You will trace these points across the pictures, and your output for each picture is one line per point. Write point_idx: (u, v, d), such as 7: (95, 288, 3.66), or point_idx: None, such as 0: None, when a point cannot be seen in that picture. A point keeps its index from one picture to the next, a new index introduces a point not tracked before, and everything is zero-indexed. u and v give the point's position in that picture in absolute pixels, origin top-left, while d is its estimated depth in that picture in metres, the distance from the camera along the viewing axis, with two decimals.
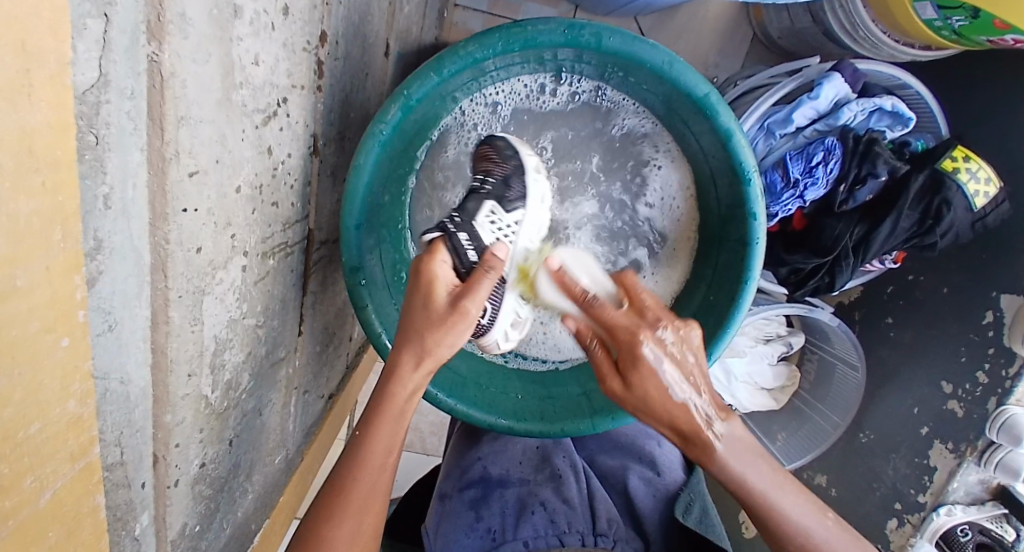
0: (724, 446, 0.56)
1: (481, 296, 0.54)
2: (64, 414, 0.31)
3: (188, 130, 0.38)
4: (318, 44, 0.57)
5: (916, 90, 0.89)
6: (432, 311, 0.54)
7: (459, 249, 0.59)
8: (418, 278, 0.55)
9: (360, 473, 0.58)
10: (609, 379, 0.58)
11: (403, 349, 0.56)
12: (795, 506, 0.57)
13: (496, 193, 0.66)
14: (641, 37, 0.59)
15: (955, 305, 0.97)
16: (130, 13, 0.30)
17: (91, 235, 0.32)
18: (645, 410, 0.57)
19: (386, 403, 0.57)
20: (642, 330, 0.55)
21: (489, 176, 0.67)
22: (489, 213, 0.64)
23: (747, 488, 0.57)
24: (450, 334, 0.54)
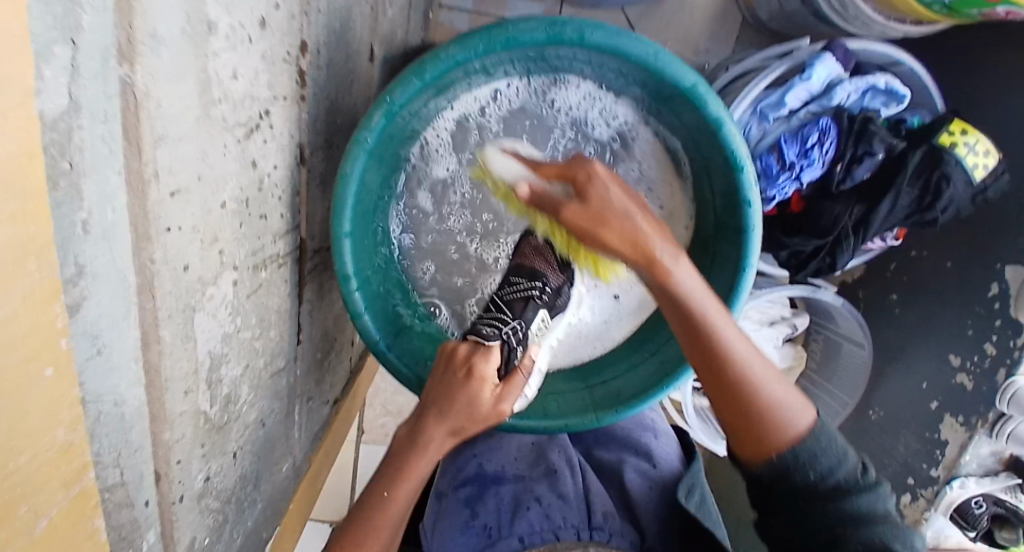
0: (679, 266, 0.58)
1: (515, 395, 0.61)
2: (54, 442, 0.31)
3: (166, 149, 0.38)
4: (298, 54, 0.57)
5: (909, 66, 0.87)
6: (478, 408, 0.58)
7: (511, 357, 0.63)
8: (468, 378, 0.58)
9: (379, 529, 0.58)
10: (564, 206, 0.57)
11: (441, 426, 0.58)
12: (736, 338, 0.60)
13: (549, 300, 0.70)
14: (623, 30, 0.58)
15: (959, 278, 0.95)
16: (98, 36, 0.30)
17: (71, 261, 0.32)
18: (607, 223, 0.55)
19: (415, 469, 0.59)
20: (611, 179, 0.57)
21: (547, 289, 0.69)
22: (543, 326, 0.68)
23: (697, 303, 0.59)
24: (488, 423, 0.60)
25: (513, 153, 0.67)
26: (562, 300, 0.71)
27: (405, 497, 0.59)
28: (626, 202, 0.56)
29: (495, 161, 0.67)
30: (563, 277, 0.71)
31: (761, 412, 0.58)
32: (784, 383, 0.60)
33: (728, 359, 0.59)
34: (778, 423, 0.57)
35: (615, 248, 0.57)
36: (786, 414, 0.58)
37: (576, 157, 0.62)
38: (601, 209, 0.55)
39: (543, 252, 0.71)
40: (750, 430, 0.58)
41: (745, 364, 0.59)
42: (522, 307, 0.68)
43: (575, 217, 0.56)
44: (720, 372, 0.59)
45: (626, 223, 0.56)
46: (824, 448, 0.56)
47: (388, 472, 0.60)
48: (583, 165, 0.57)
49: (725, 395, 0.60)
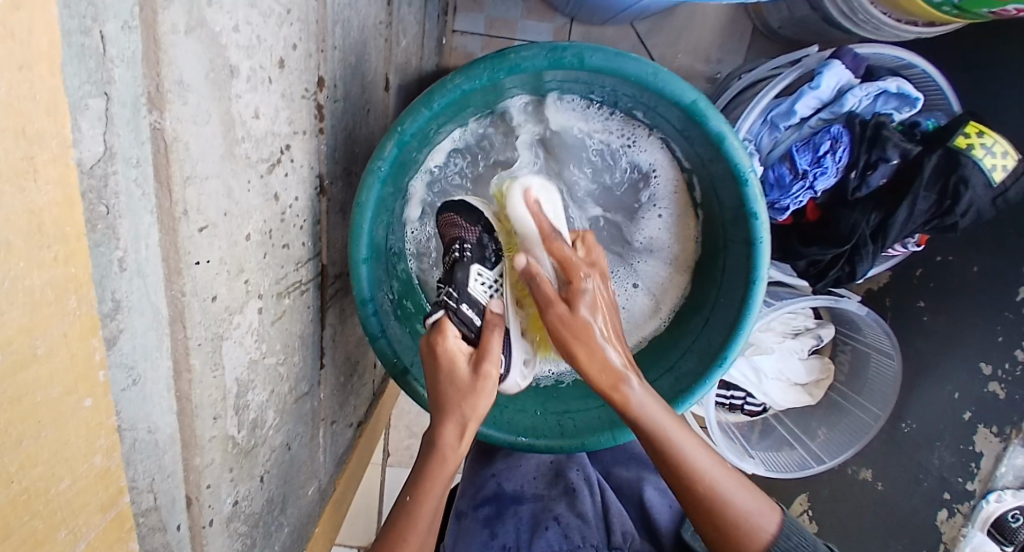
0: (635, 385, 0.60)
1: (495, 354, 0.61)
2: (91, 468, 0.33)
3: (194, 188, 0.41)
4: (317, 89, 0.60)
5: (922, 69, 0.87)
6: (460, 382, 0.59)
7: (466, 320, 0.63)
8: (439, 360, 0.60)
9: (408, 536, 0.58)
10: (552, 308, 0.60)
11: (445, 420, 0.59)
12: (696, 448, 0.61)
13: (476, 255, 0.68)
14: (621, 52, 0.59)
15: (986, 284, 0.94)
16: (128, 87, 0.33)
17: (108, 297, 0.34)
18: (580, 338, 0.59)
19: (436, 468, 0.60)
20: (588, 272, 0.62)
21: (465, 243, 0.68)
22: (479, 277, 0.66)
23: (659, 428, 0.60)
24: (482, 397, 0.60)
25: (535, 203, 0.68)
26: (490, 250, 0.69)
27: (430, 501, 0.59)
28: (599, 326, 0.60)
29: (515, 206, 0.68)
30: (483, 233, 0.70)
31: (731, 521, 0.60)
32: (754, 491, 0.63)
33: (691, 487, 0.60)
34: (748, 538, 0.60)
35: (586, 373, 0.60)
36: (755, 527, 0.60)
37: (561, 254, 0.63)
38: (581, 325, 0.59)
39: (455, 222, 0.71)
40: (719, 537, 0.61)
41: (705, 471, 0.61)
42: (454, 273, 0.67)
43: (560, 319, 0.60)
44: (691, 485, 0.60)
45: (598, 350, 0.59)
46: (797, 546, 0.60)
47: (410, 477, 0.61)
48: (578, 273, 0.61)
49: (694, 510, 0.61)
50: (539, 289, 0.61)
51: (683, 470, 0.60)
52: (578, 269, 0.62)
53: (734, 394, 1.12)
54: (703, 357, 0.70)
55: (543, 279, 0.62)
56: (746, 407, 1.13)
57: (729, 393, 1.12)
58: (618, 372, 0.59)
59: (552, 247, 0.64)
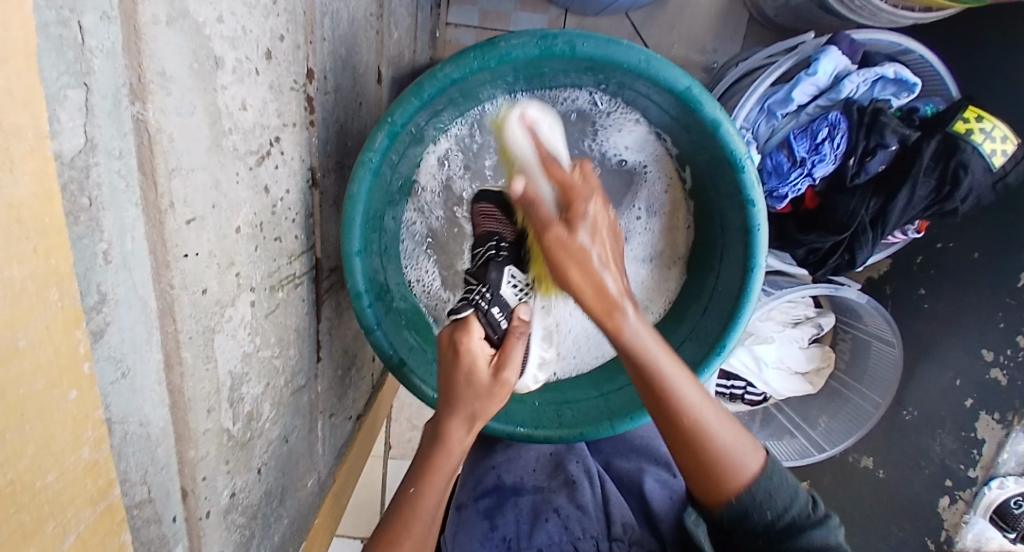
0: (632, 312, 0.56)
1: (516, 363, 0.61)
2: (79, 461, 0.33)
3: (180, 180, 0.40)
4: (306, 81, 0.59)
5: (919, 54, 0.86)
6: (481, 383, 0.58)
7: (493, 321, 0.62)
8: (460, 357, 0.58)
9: (413, 524, 0.56)
10: (551, 227, 0.55)
11: (456, 415, 0.58)
12: (684, 381, 0.58)
13: (511, 256, 0.72)
14: (613, 39, 0.58)
15: (985, 269, 0.94)
16: (109, 78, 0.32)
17: (93, 289, 0.34)
18: (578, 259, 0.55)
19: (440, 462, 0.59)
20: (594, 190, 0.57)
21: (501, 247, 0.72)
22: (511, 278, 0.69)
23: (644, 354, 0.57)
24: (496, 399, 0.59)
25: (532, 126, 0.65)
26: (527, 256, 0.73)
27: (434, 493, 0.58)
28: (595, 251, 0.55)
29: (512, 135, 0.65)
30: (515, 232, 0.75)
31: (712, 457, 0.56)
32: (738, 427, 0.58)
33: (681, 413, 0.57)
34: (726, 475, 0.56)
35: (575, 285, 0.56)
36: (738, 463, 0.56)
37: (584, 170, 0.59)
38: (578, 247, 0.55)
39: (490, 214, 0.75)
40: (697, 475, 0.58)
41: (690, 398, 0.58)
42: (486, 271, 0.70)
43: (557, 239, 0.55)
44: (669, 417, 0.58)
45: (595, 271, 0.55)
46: (776, 486, 0.56)
47: (415, 468, 0.60)
48: (584, 190, 0.56)
49: (673, 434, 0.58)
50: (536, 207, 0.57)
51: (667, 394, 0.57)
52: (579, 188, 0.56)
53: (735, 383, 1.10)
54: (701, 345, 0.70)
55: (540, 198, 0.57)
56: (747, 396, 1.12)
57: (730, 382, 1.11)
58: (614, 295, 0.55)
59: (552, 171, 0.59)
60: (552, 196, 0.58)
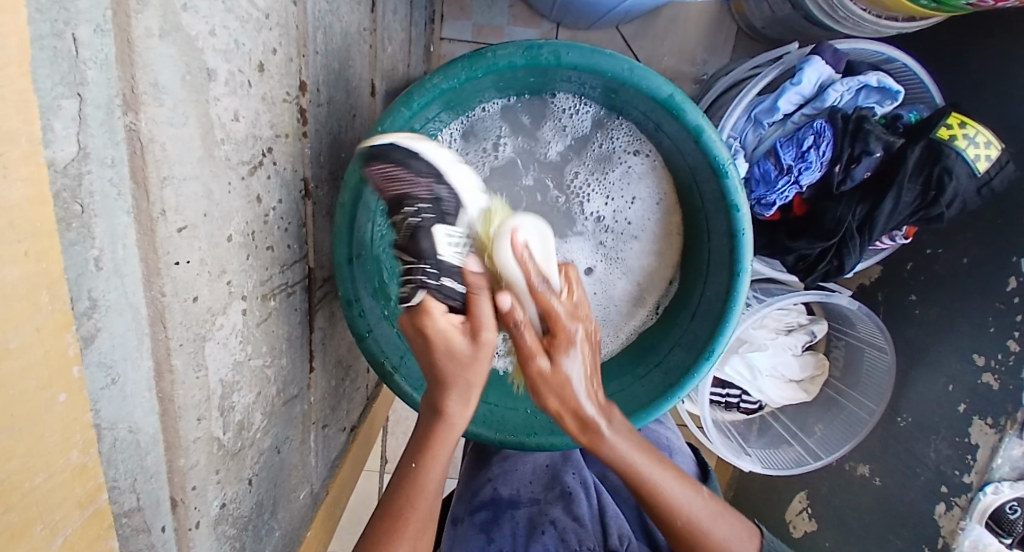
0: (610, 430, 0.63)
1: (490, 320, 0.56)
2: (68, 464, 0.33)
3: (172, 189, 0.41)
4: (298, 93, 0.61)
5: (902, 62, 0.88)
6: (461, 355, 0.56)
7: (450, 293, 0.57)
8: (431, 340, 0.56)
9: (418, 501, 0.62)
10: (532, 359, 0.58)
11: (451, 393, 0.60)
12: (670, 482, 0.66)
13: (436, 212, 0.57)
14: (597, 48, 0.60)
15: (975, 275, 0.94)
16: (102, 89, 0.33)
17: (85, 296, 0.34)
18: (558, 392, 0.59)
19: (439, 436, 0.62)
20: (576, 320, 0.58)
21: (418, 206, 0.56)
22: (447, 242, 0.56)
23: (629, 463, 0.64)
24: (482, 362, 0.58)
25: (525, 248, 0.57)
26: (450, 203, 0.57)
27: (435, 469, 0.62)
28: (573, 371, 0.59)
29: (500, 252, 0.57)
30: (432, 175, 0.57)
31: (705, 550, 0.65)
32: (729, 517, 0.67)
33: (667, 514, 0.65)
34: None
35: (550, 406, 0.62)
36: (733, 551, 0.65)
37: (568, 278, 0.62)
38: (560, 380, 0.58)
39: (395, 174, 0.57)
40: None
41: (685, 508, 0.66)
42: (417, 243, 0.57)
43: (540, 374, 0.58)
44: (671, 522, 0.66)
45: (570, 397, 0.60)
46: None
47: (416, 444, 0.63)
48: (568, 330, 0.58)
49: (676, 537, 0.66)
50: (520, 332, 0.56)
51: (657, 503, 0.65)
52: (563, 325, 0.57)
53: (731, 392, 1.12)
54: (691, 351, 0.71)
55: (521, 322, 0.56)
56: (743, 404, 1.13)
57: (725, 390, 1.12)
58: (593, 419, 0.62)
59: (540, 296, 0.57)
60: (536, 315, 0.59)
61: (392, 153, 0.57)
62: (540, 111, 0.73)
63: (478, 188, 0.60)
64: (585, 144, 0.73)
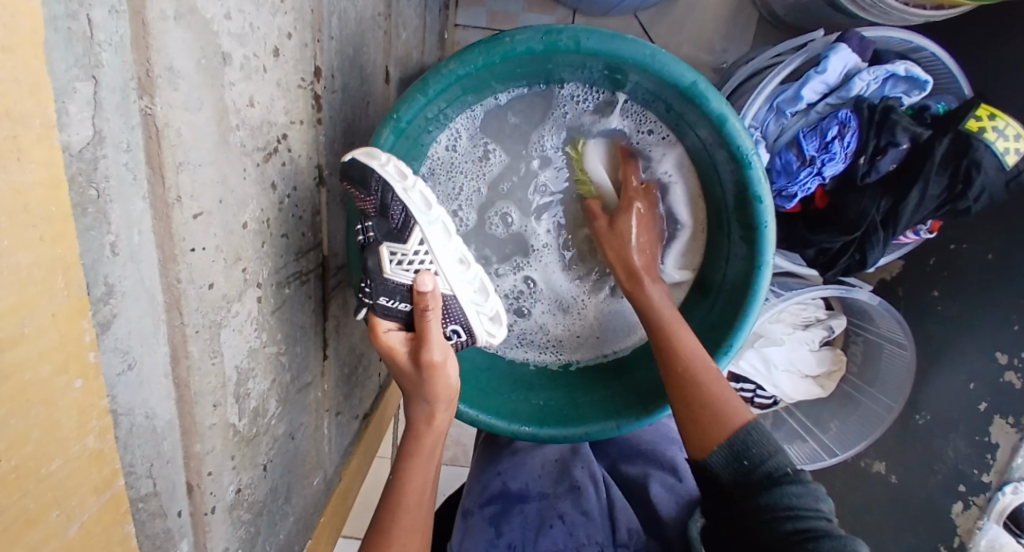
0: (656, 289, 0.70)
1: (434, 339, 0.59)
2: (85, 449, 0.34)
3: (188, 174, 0.41)
4: (313, 79, 0.60)
5: (931, 51, 0.85)
6: (407, 373, 0.60)
7: (389, 311, 0.60)
8: (382, 357, 0.62)
9: (399, 515, 0.61)
10: (600, 220, 0.73)
11: (411, 406, 0.63)
12: (695, 348, 0.65)
13: (382, 231, 0.57)
14: (618, 33, 0.58)
15: (1001, 271, 0.92)
16: (117, 72, 0.33)
17: (101, 281, 0.34)
18: (616, 243, 0.71)
19: (415, 449, 0.63)
20: (642, 197, 0.72)
21: (367, 224, 0.58)
22: (393, 260, 0.58)
23: (656, 312, 0.69)
24: (433, 380, 0.60)
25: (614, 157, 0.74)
26: (395, 221, 0.57)
27: (415, 481, 0.62)
28: (634, 225, 0.71)
29: (591, 157, 0.74)
30: (372, 197, 0.56)
31: (702, 393, 0.62)
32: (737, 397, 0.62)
33: (677, 365, 0.64)
34: (719, 415, 0.60)
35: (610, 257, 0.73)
36: (729, 409, 0.60)
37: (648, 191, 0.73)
38: (620, 228, 0.71)
39: (356, 195, 0.57)
40: (687, 412, 0.62)
41: (698, 363, 0.64)
42: (366, 259, 0.59)
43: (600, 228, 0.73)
44: (674, 365, 0.65)
45: (628, 244, 0.71)
46: (759, 438, 0.57)
47: (396, 457, 0.64)
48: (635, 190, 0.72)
49: (675, 386, 0.64)
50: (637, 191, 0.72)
51: (676, 357, 0.64)
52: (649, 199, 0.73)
53: (744, 386, 1.09)
54: (708, 345, 0.69)
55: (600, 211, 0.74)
56: (756, 400, 1.11)
57: (738, 385, 1.10)
58: (639, 266, 0.70)
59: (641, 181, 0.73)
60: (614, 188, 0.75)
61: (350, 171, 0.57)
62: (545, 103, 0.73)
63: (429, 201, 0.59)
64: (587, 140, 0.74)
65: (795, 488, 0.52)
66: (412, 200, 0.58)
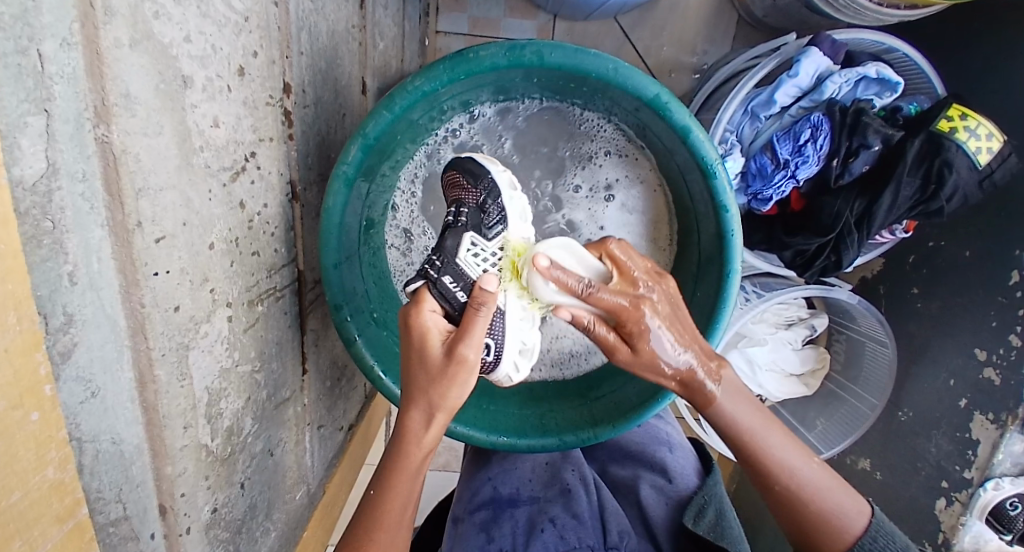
0: (724, 391, 0.61)
1: (478, 336, 0.52)
2: (45, 481, 0.34)
3: (148, 200, 0.41)
4: (283, 95, 0.60)
5: (903, 53, 0.86)
6: (432, 364, 0.53)
7: (446, 293, 0.59)
8: (411, 334, 0.54)
9: (374, 534, 0.56)
10: (618, 351, 0.59)
11: (413, 407, 0.55)
12: (784, 446, 0.61)
13: (472, 223, 0.64)
14: (581, 48, 0.59)
15: (978, 268, 0.93)
16: (71, 103, 0.33)
17: (59, 311, 0.34)
18: (654, 370, 0.60)
19: (402, 465, 0.57)
20: (639, 303, 0.56)
21: (462, 207, 0.64)
22: (470, 246, 0.62)
23: (738, 428, 0.61)
24: (451, 383, 0.53)
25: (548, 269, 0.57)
26: (490, 216, 0.64)
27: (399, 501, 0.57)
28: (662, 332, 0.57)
29: (538, 288, 0.60)
30: (480, 193, 0.65)
31: (817, 522, 0.59)
32: (847, 490, 0.60)
33: (766, 471, 0.60)
34: (834, 537, 0.58)
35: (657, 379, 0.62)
36: (842, 524, 0.58)
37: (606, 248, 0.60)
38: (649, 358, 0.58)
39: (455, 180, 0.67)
40: (800, 541, 0.61)
41: (795, 473, 0.60)
42: (445, 239, 0.64)
43: (630, 360, 0.59)
44: (766, 480, 0.61)
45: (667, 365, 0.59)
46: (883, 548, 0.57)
47: (379, 472, 0.58)
48: (615, 251, 0.59)
49: (777, 504, 0.61)
50: (592, 331, 0.58)
51: (763, 466, 0.61)
52: (630, 313, 0.56)
53: None
54: None
55: (591, 323, 0.57)
56: None
57: None
58: (690, 378, 0.60)
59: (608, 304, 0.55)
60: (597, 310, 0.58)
61: (461, 164, 0.67)
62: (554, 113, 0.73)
63: (523, 217, 0.66)
64: (556, 141, 0.74)
65: None
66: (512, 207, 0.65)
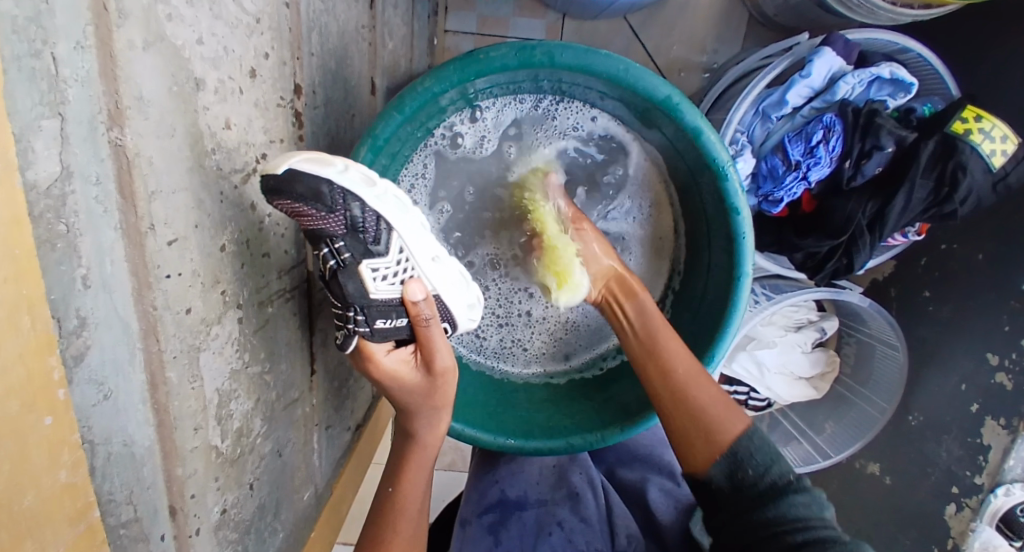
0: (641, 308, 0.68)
1: (438, 348, 0.59)
2: (57, 484, 0.34)
3: (161, 202, 0.41)
4: (294, 96, 0.60)
5: (917, 53, 0.85)
6: (419, 387, 0.61)
7: (388, 331, 0.57)
8: (382, 378, 0.60)
9: (396, 523, 0.64)
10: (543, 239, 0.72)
11: (418, 421, 0.64)
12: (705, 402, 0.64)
13: (357, 250, 0.52)
14: (592, 48, 0.58)
15: (992, 272, 0.92)
16: (85, 106, 0.33)
17: (72, 314, 0.35)
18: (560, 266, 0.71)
19: (412, 461, 0.66)
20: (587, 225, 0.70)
21: (334, 245, 0.51)
22: (376, 277, 0.53)
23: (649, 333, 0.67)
24: (439, 391, 0.62)
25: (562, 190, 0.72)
26: (370, 230, 0.52)
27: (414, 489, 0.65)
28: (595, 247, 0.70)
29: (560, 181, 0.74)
30: (342, 210, 0.51)
31: (698, 419, 0.60)
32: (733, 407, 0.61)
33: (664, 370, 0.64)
34: (709, 430, 0.58)
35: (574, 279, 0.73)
36: (720, 422, 0.59)
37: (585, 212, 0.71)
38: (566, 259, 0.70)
39: (298, 211, 0.49)
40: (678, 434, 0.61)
41: (691, 380, 0.62)
42: (341, 286, 0.53)
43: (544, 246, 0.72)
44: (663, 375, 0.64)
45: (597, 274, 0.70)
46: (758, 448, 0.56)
47: (392, 468, 0.67)
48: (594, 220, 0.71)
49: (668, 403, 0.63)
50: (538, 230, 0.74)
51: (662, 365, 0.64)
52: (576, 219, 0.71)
53: (737, 389, 1.11)
54: (692, 353, 0.70)
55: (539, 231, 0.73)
56: (750, 402, 1.12)
57: (732, 387, 1.11)
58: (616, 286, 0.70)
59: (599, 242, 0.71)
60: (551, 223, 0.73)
61: (295, 185, 0.48)
62: (550, 113, 0.72)
63: (397, 204, 0.55)
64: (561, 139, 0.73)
65: (798, 497, 0.51)
66: (384, 203, 0.53)
